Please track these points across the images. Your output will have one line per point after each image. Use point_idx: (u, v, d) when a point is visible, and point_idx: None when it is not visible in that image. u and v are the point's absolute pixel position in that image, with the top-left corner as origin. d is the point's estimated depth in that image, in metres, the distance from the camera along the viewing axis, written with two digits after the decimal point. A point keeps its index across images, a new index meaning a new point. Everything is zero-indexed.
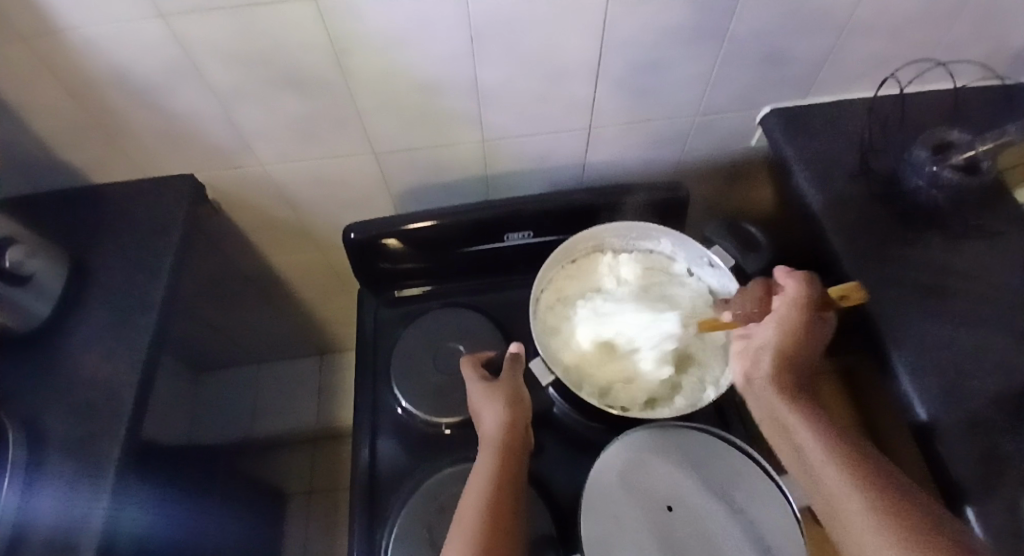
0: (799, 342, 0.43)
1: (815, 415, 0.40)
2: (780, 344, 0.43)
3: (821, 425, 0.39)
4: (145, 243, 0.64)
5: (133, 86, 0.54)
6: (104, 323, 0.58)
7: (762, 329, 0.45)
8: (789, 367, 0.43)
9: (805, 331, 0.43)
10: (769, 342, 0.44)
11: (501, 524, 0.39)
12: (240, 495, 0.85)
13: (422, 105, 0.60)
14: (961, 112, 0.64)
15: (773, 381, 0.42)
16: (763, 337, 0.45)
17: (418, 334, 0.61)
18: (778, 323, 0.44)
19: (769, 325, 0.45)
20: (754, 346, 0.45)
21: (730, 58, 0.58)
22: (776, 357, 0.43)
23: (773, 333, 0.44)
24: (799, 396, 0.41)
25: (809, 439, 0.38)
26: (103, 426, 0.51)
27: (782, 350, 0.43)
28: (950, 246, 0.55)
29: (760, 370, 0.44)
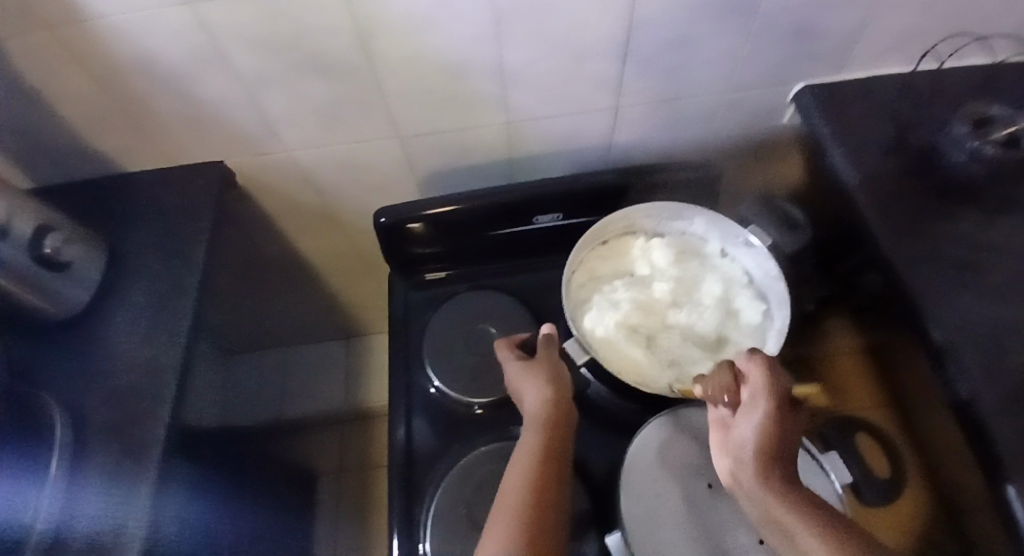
0: (786, 432, 0.38)
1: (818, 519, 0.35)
2: (763, 443, 0.37)
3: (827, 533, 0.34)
4: (179, 230, 0.65)
5: (162, 74, 0.55)
6: (146, 306, 0.60)
7: (742, 424, 0.39)
8: (779, 464, 0.37)
9: (785, 423, 0.38)
10: (750, 441, 0.38)
11: (542, 500, 0.40)
12: (272, 473, 0.88)
13: (448, 88, 0.60)
14: (1002, 85, 0.62)
15: (764, 487, 0.36)
16: (744, 435, 0.39)
17: (449, 316, 0.62)
18: (757, 417, 0.38)
19: (748, 421, 0.39)
20: (736, 447, 0.39)
21: (761, 33, 0.57)
22: (762, 456, 0.37)
23: (754, 432, 0.38)
24: (793, 496, 0.36)
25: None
26: (149, 406, 0.53)
27: (767, 448, 0.37)
28: (990, 224, 0.54)
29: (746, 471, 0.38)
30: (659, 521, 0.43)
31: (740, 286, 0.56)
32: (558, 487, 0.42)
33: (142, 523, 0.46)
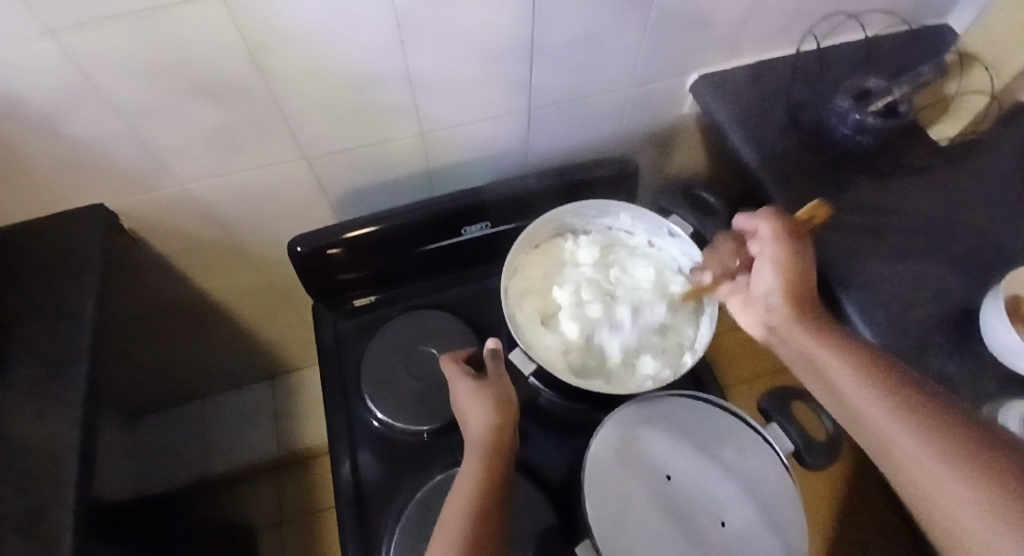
0: (802, 269, 0.43)
1: (846, 342, 0.39)
2: (783, 282, 0.43)
3: (843, 349, 0.38)
4: (61, 291, 0.57)
5: (20, 114, 0.47)
6: (29, 382, 0.52)
7: (761, 273, 0.45)
8: (804, 298, 0.43)
9: (799, 253, 0.43)
10: (772, 286, 0.44)
11: (485, 532, 0.38)
12: (206, 544, 0.79)
13: (352, 101, 0.57)
14: (873, 62, 0.68)
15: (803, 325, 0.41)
16: (764, 284, 0.45)
17: (384, 342, 0.58)
18: (774, 261, 0.44)
19: (766, 265, 0.44)
20: (756, 297, 0.47)
21: (657, 28, 0.59)
22: (785, 292, 0.43)
23: (772, 275, 0.44)
24: (836, 336, 0.40)
25: (834, 362, 0.37)
26: (46, 498, 0.45)
27: (785, 278, 0.43)
28: (878, 185, 0.59)
29: (780, 315, 0.44)
30: (630, 524, 0.43)
31: (671, 274, 0.57)
32: (500, 517, 0.40)
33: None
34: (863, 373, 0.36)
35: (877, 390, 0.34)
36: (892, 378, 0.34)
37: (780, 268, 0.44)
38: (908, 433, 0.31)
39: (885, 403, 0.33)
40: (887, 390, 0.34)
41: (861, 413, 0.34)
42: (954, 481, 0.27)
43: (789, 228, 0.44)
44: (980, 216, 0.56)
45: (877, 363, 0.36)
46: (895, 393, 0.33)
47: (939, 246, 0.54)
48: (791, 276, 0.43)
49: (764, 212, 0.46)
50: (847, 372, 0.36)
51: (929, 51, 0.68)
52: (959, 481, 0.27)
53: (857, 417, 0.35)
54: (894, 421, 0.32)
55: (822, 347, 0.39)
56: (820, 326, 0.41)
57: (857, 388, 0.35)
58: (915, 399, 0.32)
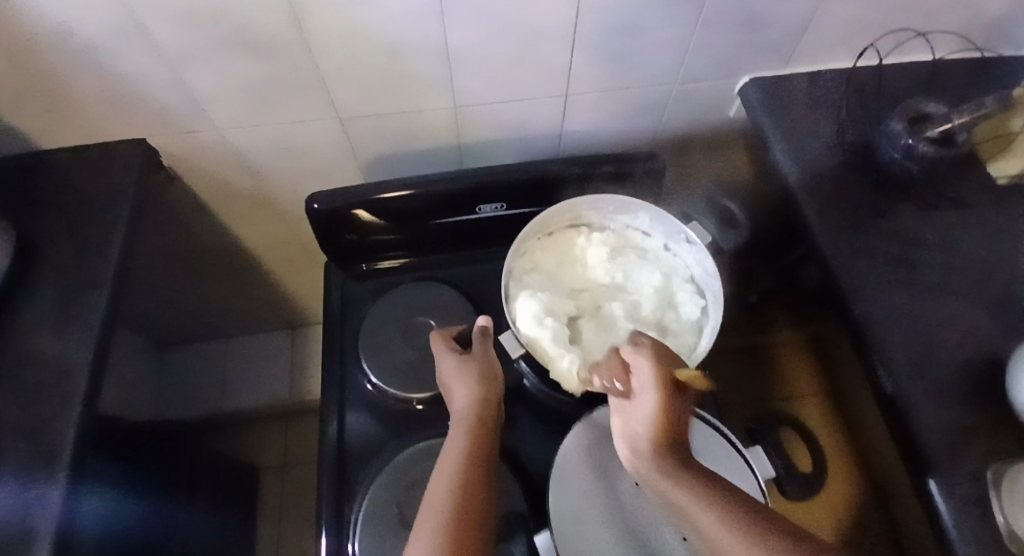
0: (678, 421, 0.32)
1: (709, 488, 0.28)
2: (656, 432, 0.32)
3: (710, 491, 0.28)
4: (95, 217, 0.60)
5: (71, 43, 0.49)
6: (59, 298, 0.55)
7: (635, 412, 0.34)
8: (673, 444, 0.32)
9: (678, 409, 0.33)
10: (641, 432, 0.33)
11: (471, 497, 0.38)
12: (206, 476, 0.83)
13: (387, 67, 0.57)
14: (940, 83, 0.63)
15: (656, 466, 0.31)
16: (642, 416, 0.33)
17: (386, 308, 0.59)
18: (645, 413, 0.33)
19: (640, 412, 0.34)
20: (630, 433, 0.35)
21: (709, 24, 0.56)
22: (656, 436, 0.32)
23: (644, 424, 0.33)
24: (737, 496, 0.27)
25: (716, 523, 0.26)
26: (54, 409, 0.49)
27: (661, 438, 0.31)
28: (922, 218, 0.55)
29: (643, 455, 0.32)
30: (590, 519, 0.42)
31: (681, 281, 0.55)
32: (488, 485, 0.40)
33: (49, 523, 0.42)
34: (733, 532, 0.25)
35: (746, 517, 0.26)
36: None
37: (652, 412, 0.33)
38: None
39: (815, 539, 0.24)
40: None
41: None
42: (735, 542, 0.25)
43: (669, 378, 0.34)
44: None
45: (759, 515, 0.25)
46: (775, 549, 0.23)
47: (979, 291, 0.51)
48: (659, 425, 0.32)
49: (645, 355, 0.35)
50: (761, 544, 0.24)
51: (1003, 79, 0.63)
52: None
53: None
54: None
55: (698, 501, 0.27)
56: (740, 507, 0.27)
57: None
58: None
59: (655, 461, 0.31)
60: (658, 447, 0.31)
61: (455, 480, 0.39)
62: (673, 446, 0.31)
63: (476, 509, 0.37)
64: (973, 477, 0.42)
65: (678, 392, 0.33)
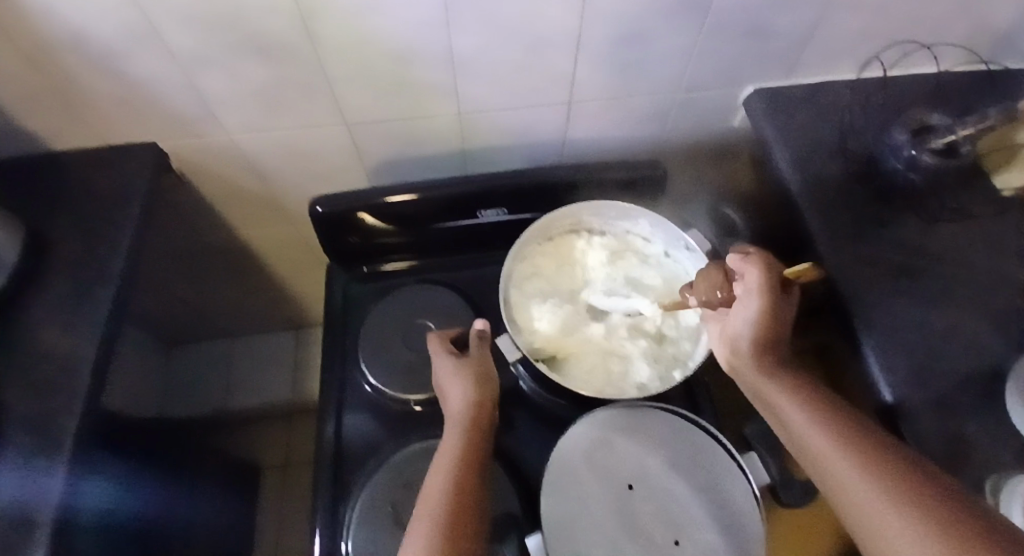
0: (775, 320, 0.41)
1: (807, 391, 0.39)
2: (756, 334, 0.41)
3: (814, 401, 0.38)
4: (106, 215, 0.62)
5: (89, 47, 0.51)
6: (68, 293, 0.56)
7: (736, 314, 0.43)
8: (769, 348, 0.41)
9: (778, 311, 0.40)
10: (745, 334, 0.42)
11: (466, 500, 0.38)
12: (208, 473, 0.84)
13: (395, 74, 0.58)
14: (946, 94, 0.63)
15: (756, 366, 0.42)
16: (740, 327, 0.42)
17: (387, 309, 0.60)
18: (750, 315, 0.41)
19: (742, 314, 0.42)
20: (733, 337, 0.44)
21: (712, 33, 0.57)
22: (756, 338, 0.41)
23: (748, 327, 0.42)
24: (794, 379, 0.40)
25: (804, 418, 0.37)
26: (59, 401, 0.50)
27: (758, 334, 0.41)
28: (926, 227, 0.54)
29: (745, 358, 0.43)
30: (581, 523, 0.42)
31: (680, 288, 0.55)
32: (481, 488, 0.40)
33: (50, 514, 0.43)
34: (821, 415, 0.36)
35: (828, 430, 0.35)
36: (876, 451, 0.32)
37: (760, 318, 0.41)
38: (861, 476, 0.30)
39: (830, 442, 0.34)
40: (863, 455, 0.32)
41: (800, 439, 0.36)
42: (861, 486, 0.30)
43: (777, 284, 0.40)
44: None
45: (844, 423, 0.35)
46: (863, 452, 0.32)
47: (984, 302, 0.50)
48: (767, 330, 0.41)
49: (744, 259, 0.42)
50: (823, 435, 0.34)
51: (1009, 91, 0.63)
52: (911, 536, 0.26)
53: (798, 444, 0.37)
54: (857, 476, 0.31)
55: (789, 402, 0.39)
56: (795, 391, 0.40)
57: (817, 431, 0.35)
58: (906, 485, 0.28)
59: (755, 363, 0.42)
60: (755, 353, 0.42)
61: (450, 481, 0.39)
62: (777, 351, 0.41)
63: (474, 503, 0.39)
64: (975, 488, 0.41)
65: (784, 295, 0.41)
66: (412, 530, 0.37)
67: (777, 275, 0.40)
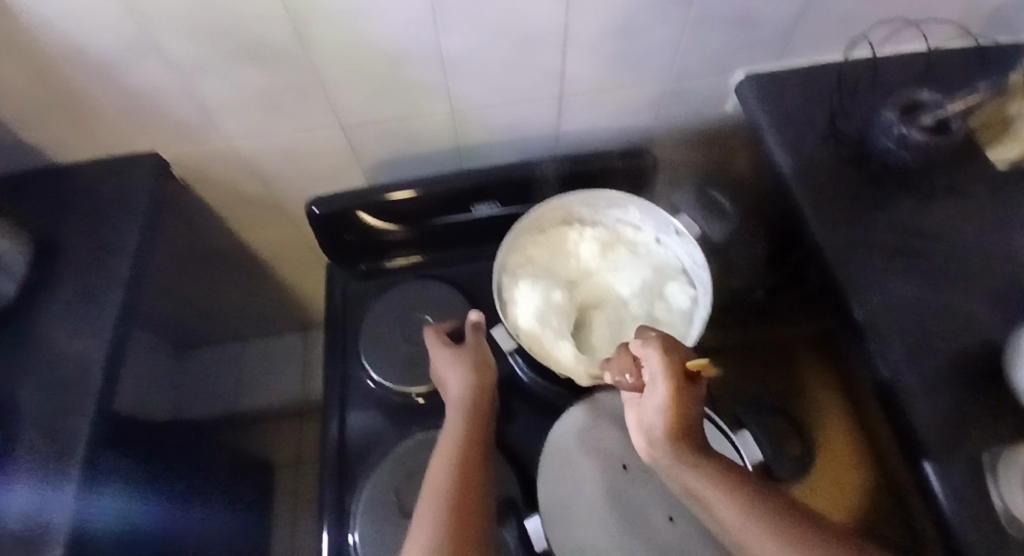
0: (686, 409, 0.38)
1: (728, 486, 0.35)
2: (669, 421, 0.38)
3: (739, 498, 0.34)
4: (113, 223, 0.63)
5: (90, 61, 0.52)
6: (79, 300, 0.58)
7: (648, 401, 0.39)
8: (685, 436, 0.38)
9: (688, 397, 0.38)
10: (656, 419, 0.39)
11: (471, 477, 0.40)
12: (222, 474, 0.86)
13: (387, 75, 0.59)
14: (938, 71, 0.62)
15: (669, 454, 0.38)
16: (654, 404, 0.38)
17: (385, 305, 0.61)
18: (658, 400, 0.38)
19: (653, 397, 0.38)
20: (643, 423, 0.40)
21: (700, 22, 0.57)
22: (670, 425, 0.38)
23: (657, 413, 0.38)
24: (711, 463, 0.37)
25: (713, 499, 0.35)
26: (73, 403, 0.51)
27: (671, 423, 0.38)
28: (920, 206, 0.54)
29: (659, 441, 0.38)
30: (578, 503, 0.43)
31: (672, 273, 0.55)
32: (484, 466, 0.42)
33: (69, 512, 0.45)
34: (760, 519, 0.33)
35: (705, 474, 0.36)
36: (784, 511, 0.34)
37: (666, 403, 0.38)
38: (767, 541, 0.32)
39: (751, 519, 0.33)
40: (770, 514, 0.33)
41: (736, 538, 0.34)
42: None
43: (680, 365, 0.38)
44: None
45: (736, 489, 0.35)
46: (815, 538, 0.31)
47: (979, 279, 0.50)
48: (674, 416, 0.37)
49: (653, 343, 0.39)
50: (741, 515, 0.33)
51: (1003, 64, 0.62)
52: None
53: (735, 544, 0.34)
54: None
55: (703, 482, 0.36)
56: (723, 471, 0.36)
57: (734, 509, 0.34)
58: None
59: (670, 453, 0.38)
60: (669, 437, 0.37)
61: (452, 462, 0.40)
62: (689, 439, 0.38)
63: (477, 484, 0.39)
64: (972, 461, 0.41)
65: (688, 381, 0.38)
66: (420, 510, 0.38)
67: (677, 357, 0.39)
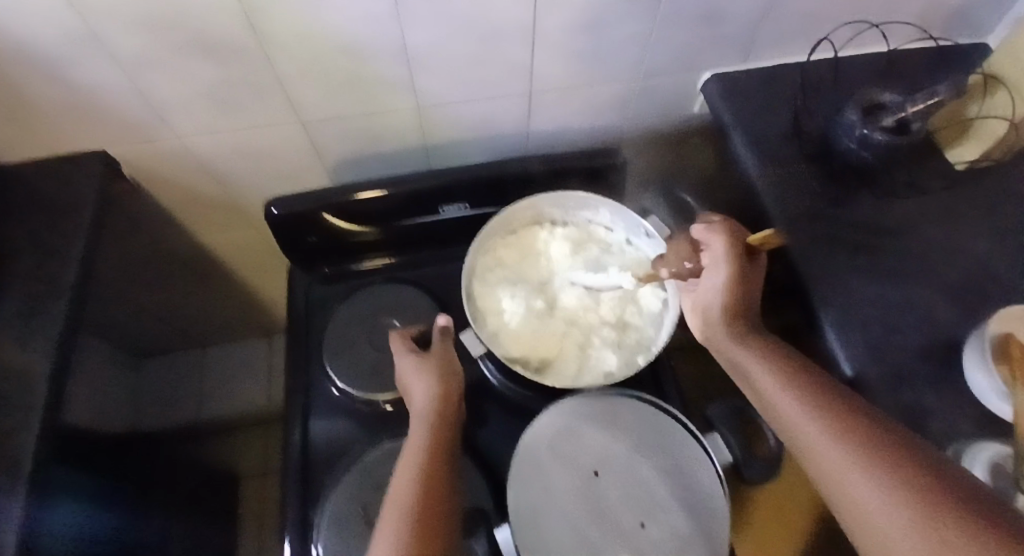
0: (744, 288, 0.43)
1: (785, 370, 0.37)
2: (727, 304, 0.43)
3: (795, 382, 0.36)
4: (57, 225, 0.60)
5: (29, 56, 0.49)
6: (18, 310, 0.54)
7: (706, 286, 0.45)
8: (742, 316, 0.43)
9: (746, 275, 0.42)
10: (714, 304, 0.44)
11: (436, 490, 0.38)
12: (183, 486, 0.82)
13: (349, 69, 0.57)
14: (896, 73, 0.64)
15: (729, 333, 0.43)
16: (713, 282, 0.44)
17: (351, 309, 0.59)
18: (720, 283, 0.43)
19: (711, 284, 0.44)
20: (700, 308, 0.46)
21: (667, 20, 0.57)
22: (728, 309, 0.43)
23: (718, 294, 0.43)
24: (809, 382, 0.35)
25: (777, 389, 0.36)
26: (9, 420, 0.48)
27: (727, 302, 0.43)
28: (880, 205, 0.55)
29: (713, 323, 0.44)
30: (547, 513, 0.42)
31: (642, 275, 0.55)
32: (450, 479, 0.40)
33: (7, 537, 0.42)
34: (817, 406, 0.33)
35: (794, 392, 0.35)
36: (817, 390, 0.35)
37: (726, 284, 0.43)
38: (817, 420, 0.32)
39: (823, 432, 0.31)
40: (813, 393, 0.34)
41: (787, 415, 0.34)
42: (847, 456, 0.29)
43: (743, 241, 0.42)
44: (984, 247, 0.52)
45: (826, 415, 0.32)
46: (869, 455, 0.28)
47: (936, 275, 0.51)
48: (736, 294, 0.42)
49: (710, 228, 0.44)
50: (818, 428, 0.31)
51: (957, 66, 0.64)
52: (910, 533, 0.24)
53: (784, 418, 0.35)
54: (856, 475, 0.28)
55: (765, 372, 0.38)
56: (773, 355, 0.39)
57: (786, 391, 0.36)
58: (859, 422, 0.31)
59: (730, 332, 0.43)
60: (728, 316, 0.43)
61: (416, 475, 0.39)
62: (744, 316, 0.43)
63: (439, 495, 0.38)
64: (933, 454, 0.42)
65: (747, 259, 0.43)
66: (381, 528, 0.36)
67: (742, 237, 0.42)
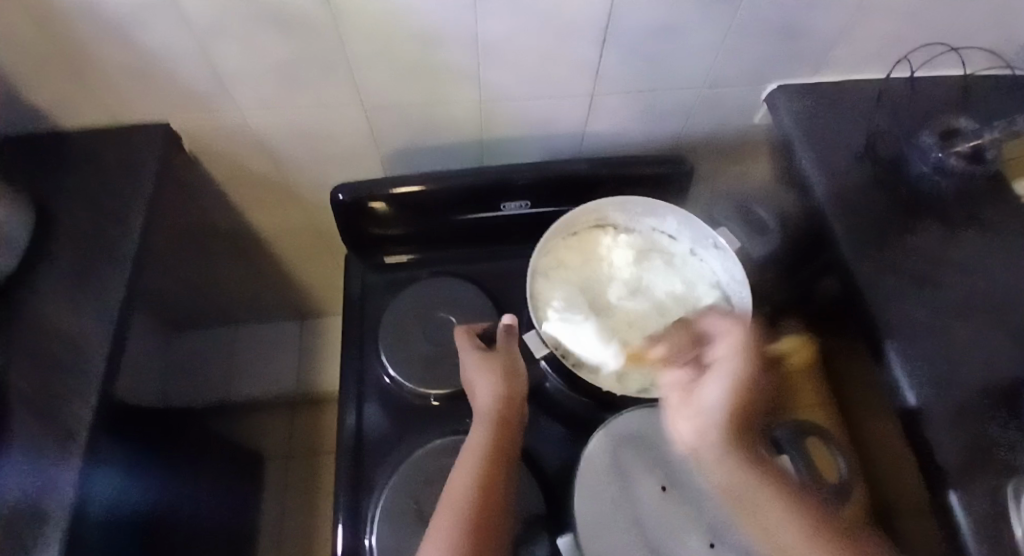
0: (749, 389, 0.42)
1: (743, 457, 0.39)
2: (729, 401, 0.40)
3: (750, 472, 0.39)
4: (116, 193, 0.60)
5: (107, 20, 0.49)
6: (80, 275, 0.55)
7: (709, 383, 0.42)
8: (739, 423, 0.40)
9: (749, 383, 0.42)
10: (718, 402, 0.40)
11: (486, 506, 0.38)
12: (210, 459, 0.82)
13: (419, 58, 0.57)
14: (970, 98, 0.63)
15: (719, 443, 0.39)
16: (712, 397, 0.41)
17: (406, 302, 0.59)
18: (725, 376, 0.41)
19: (716, 380, 0.41)
20: (696, 408, 0.41)
21: (744, 28, 0.56)
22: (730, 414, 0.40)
23: (720, 392, 0.41)
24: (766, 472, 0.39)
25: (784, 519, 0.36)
26: (72, 384, 0.48)
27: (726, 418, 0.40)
28: (948, 234, 0.55)
29: (706, 434, 0.40)
30: (614, 524, 0.43)
31: (706, 287, 0.55)
32: (503, 489, 0.40)
33: (69, 497, 0.42)
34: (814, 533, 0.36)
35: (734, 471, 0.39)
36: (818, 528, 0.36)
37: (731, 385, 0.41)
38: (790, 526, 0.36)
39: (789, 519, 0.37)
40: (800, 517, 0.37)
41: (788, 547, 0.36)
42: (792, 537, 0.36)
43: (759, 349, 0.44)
44: None
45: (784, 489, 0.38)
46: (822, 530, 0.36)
47: (1005, 312, 0.50)
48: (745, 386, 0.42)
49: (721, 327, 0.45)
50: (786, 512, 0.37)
51: None
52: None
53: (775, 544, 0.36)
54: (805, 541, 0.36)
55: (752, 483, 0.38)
56: (749, 464, 0.39)
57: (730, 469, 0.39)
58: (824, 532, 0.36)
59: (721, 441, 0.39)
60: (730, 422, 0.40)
61: (471, 482, 0.39)
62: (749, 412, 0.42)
63: (493, 512, 0.38)
64: (994, 496, 0.42)
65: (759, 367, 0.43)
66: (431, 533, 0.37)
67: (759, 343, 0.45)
